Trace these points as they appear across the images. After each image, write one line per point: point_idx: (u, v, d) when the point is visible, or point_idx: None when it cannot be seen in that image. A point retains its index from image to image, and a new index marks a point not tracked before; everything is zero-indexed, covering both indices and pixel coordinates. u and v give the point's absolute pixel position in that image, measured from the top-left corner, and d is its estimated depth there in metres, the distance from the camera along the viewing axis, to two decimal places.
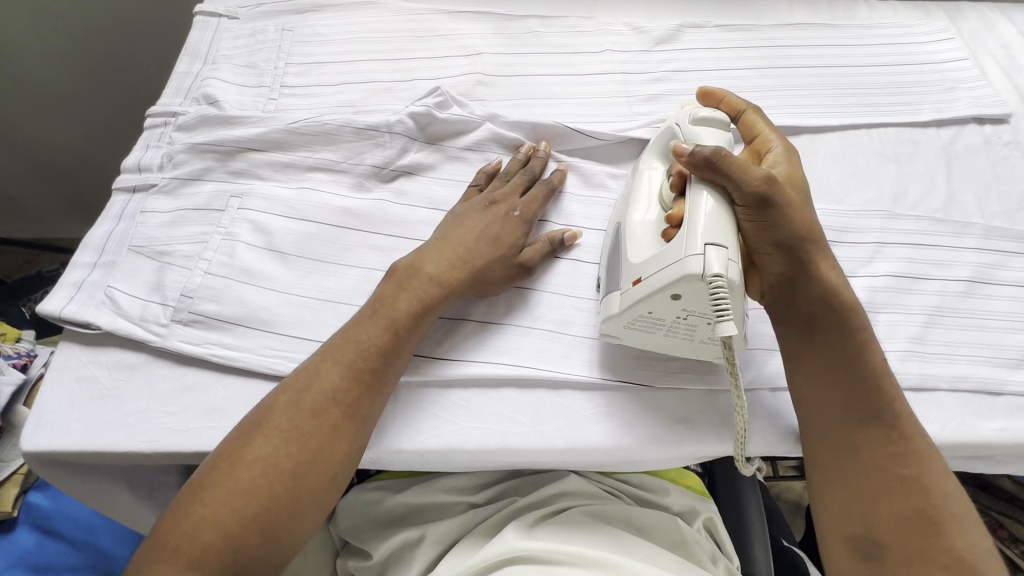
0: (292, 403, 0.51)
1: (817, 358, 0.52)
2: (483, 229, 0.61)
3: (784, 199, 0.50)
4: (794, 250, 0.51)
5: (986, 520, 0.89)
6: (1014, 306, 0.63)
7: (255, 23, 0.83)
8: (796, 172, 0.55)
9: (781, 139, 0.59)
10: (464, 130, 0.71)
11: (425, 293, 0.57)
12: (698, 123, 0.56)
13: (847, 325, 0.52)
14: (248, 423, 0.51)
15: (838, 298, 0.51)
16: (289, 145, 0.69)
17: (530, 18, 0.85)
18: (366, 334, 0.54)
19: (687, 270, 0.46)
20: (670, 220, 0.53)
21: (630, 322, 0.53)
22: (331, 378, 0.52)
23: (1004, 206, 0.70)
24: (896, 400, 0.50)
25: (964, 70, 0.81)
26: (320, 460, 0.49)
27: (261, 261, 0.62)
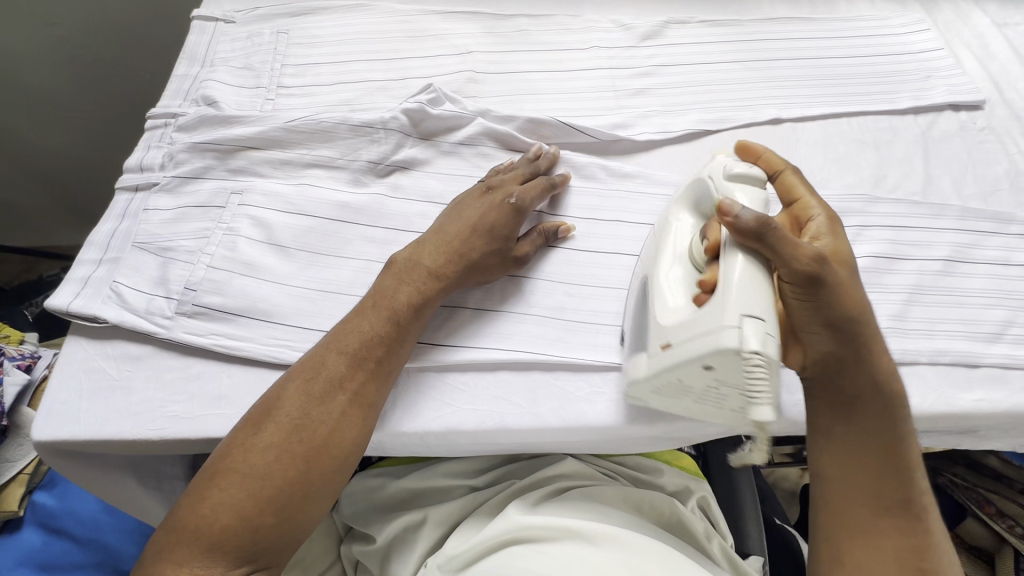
0: (300, 391, 0.52)
1: (855, 434, 0.50)
2: (479, 218, 0.63)
3: (836, 275, 0.49)
4: (843, 331, 0.50)
5: (972, 496, 0.90)
6: (991, 283, 0.65)
7: (251, 27, 0.85)
8: (842, 247, 0.53)
9: (824, 208, 0.55)
10: (457, 126, 0.73)
11: (425, 286, 0.59)
12: (733, 178, 0.52)
13: (884, 411, 0.50)
14: (257, 411, 0.52)
15: (884, 386, 0.50)
16: (287, 143, 0.71)
17: (519, 17, 0.87)
18: (368, 325, 0.56)
19: (722, 343, 0.44)
20: (703, 285, 0.48)
21: (657, 386, 0.52)
22: (338, 365, 0.54)
23: (979, 188, 0.73)
24: (924, 495, 0.49)
25: (940, 60, 0.84)
26: (331, 446, 0.51)
27: (262, 254, 0.64)
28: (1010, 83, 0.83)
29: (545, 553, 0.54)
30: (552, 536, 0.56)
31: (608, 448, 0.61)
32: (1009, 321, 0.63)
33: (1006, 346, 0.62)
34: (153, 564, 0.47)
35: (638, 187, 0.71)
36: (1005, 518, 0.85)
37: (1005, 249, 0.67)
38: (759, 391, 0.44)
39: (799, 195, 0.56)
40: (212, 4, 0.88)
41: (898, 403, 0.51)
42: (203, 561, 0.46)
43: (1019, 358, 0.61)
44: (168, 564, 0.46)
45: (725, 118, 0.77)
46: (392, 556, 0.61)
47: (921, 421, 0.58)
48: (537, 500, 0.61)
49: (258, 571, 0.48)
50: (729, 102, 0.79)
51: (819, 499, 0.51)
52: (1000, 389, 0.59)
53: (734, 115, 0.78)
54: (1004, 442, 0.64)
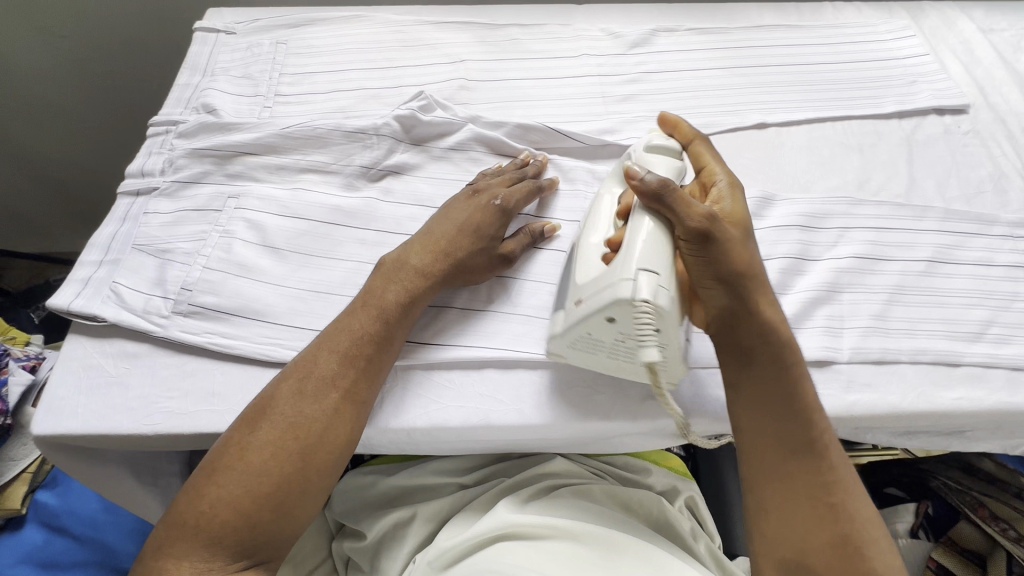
0: (293, 389, 0.53)
1: (750, 385, 0.52)
2: (466, 219, 0.64)
3: (725, 236, 0.51)
4: (735, 284, 0.51)
5: (966, 499, 0.89)
6: (973, 283, 0.66)
7: (251, 38, 0.88)
8: (739, 209, 0.55)
9: (725, 171, 0.58)
10: (448, 132, 0.75)
11: (413, 284, 0.60)
12: (649, 150, 0.59)
13: (778, 360, 0.51)
14: (251, 410, 0.53)
15: (775, 334, 0.51)
16: (282, 149, 0.73)
17: (511, 27, 0.90)
18: (357, 324, 0.57)
19: (618, 294, 0.48)
20: (612, 244, 0.53)
21: (571, 343, 0.54)
22: (328, 362, 0.55)
23: (963, 191, 0.74)
24: (825, 432, 0.51)
25: (925, 65, 0.85)
26: (322, 442, 0.52)
27: (257, 256, 0.66)
28: (994, 87, 0.84)
29: (532, 548, 0.55)
30: (540, 532, 0.56)
31: (589, 445, 0.63)
32: (990, 321, 0.64)
33: (987, 345, 0.62)
34: (153, 558, 0.48)
35: None
36: (998, 521, 0.84)
37: (987, 249, 0.68)
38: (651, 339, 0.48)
39: (707, 161, 0.59)
40: (214, 17, 0.91)
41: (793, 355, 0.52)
42: (202, 556, 0.47)
43: (1001, 357, 0.61)
44: (169, 558, 0.47)
45: (711, 123, 0.79)
46: (382, 553, 0.62)
47: (901, 418, 0.58)
48: (525, 497, 0.61)
49: (255, 566, 0.49)
50: (715, 108, 0.81)
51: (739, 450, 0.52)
52: (980, 388, 0.60)
53: (718, 120, 0.79)
54: (988, 442, 0.65)
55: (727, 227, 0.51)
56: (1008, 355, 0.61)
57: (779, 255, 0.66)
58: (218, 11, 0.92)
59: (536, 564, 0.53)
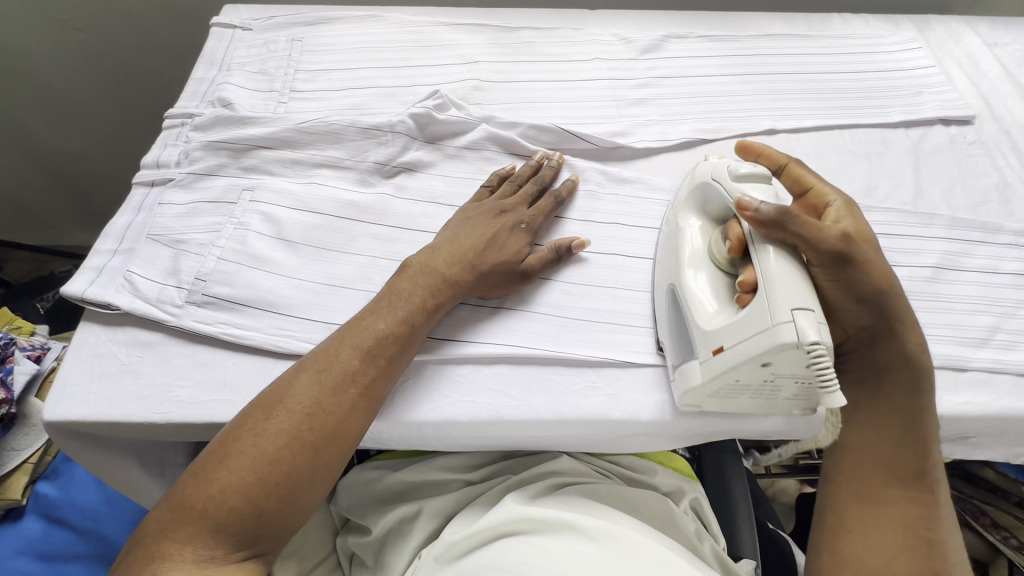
0: (313, 378, 0.53)
1: (882, 416, 0.54)
2: (492, 236, 0.64)
3: (861, 252, 0.52)
4: (879, 304, 0.53)
5: (967, 507, 0.90)
6: (979, 290, 0.67)
7: (267, 34, 0.89)
8: (863, 227, 0.55)
9: (837, 194, 0.57)
10: (462, 131, 0.76)
11: (439, 290, 0.60)
12: (741, 179, 0.56)
13: (913, 384, 0.54)
14: (270, 396, 0.53)
15: (911, 356, 0.54)
16: (298, 143, 0.74)
17: (525, 30, 0.91)
18: (382, 323, 0.57)
19: (781, 339, 0.46)
20: (743, 286, 0.51)
21: (713, 391, 0.54)
22: (353, 359, 0.55)
23: (969, 200, 0.75)
24: (936, 466, 0.53)
25: (931, 77, 0.87)
26: (335, 435, 0.52)
27: (271, 248, 0.66)
28: (999, 100, 0.85)
29: (540, 543, 0.55)
30: (548, 528, 0.56)
31: (599, 446, 0.63)
32: (996, 327, 0.65)
33: (992, 351, 0.63)
34: (151, 543, 0.47)
35: (635, 192, 0.73)
36: (1000, 530, 0.86)
37: (992, 257, 0.69)
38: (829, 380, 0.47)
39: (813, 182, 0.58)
40: (230, 13, 0.92)
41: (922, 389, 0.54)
42: (207, 542, 0.47)
43: (1006, 363, 0.62)
44: (171, 543, 0.46)
45: (721, 128, 0.80)
46: (388, 548, 0.62)
47: None
48: (532, 493, 0.62)
49: (256, 556, 0.49)
50: (725, 113, 0.82)
51: (836, 466, 0.55)
52: (986, 393, 0.61)
53: (729, 125, 0.80)
54: (993, 447, 0.65)
55: (861, 245, 0.52)
56: (1013, 361, 0.62)
57: None
58: (234, 8, 0.93)
59: (543, 559, 0.53)
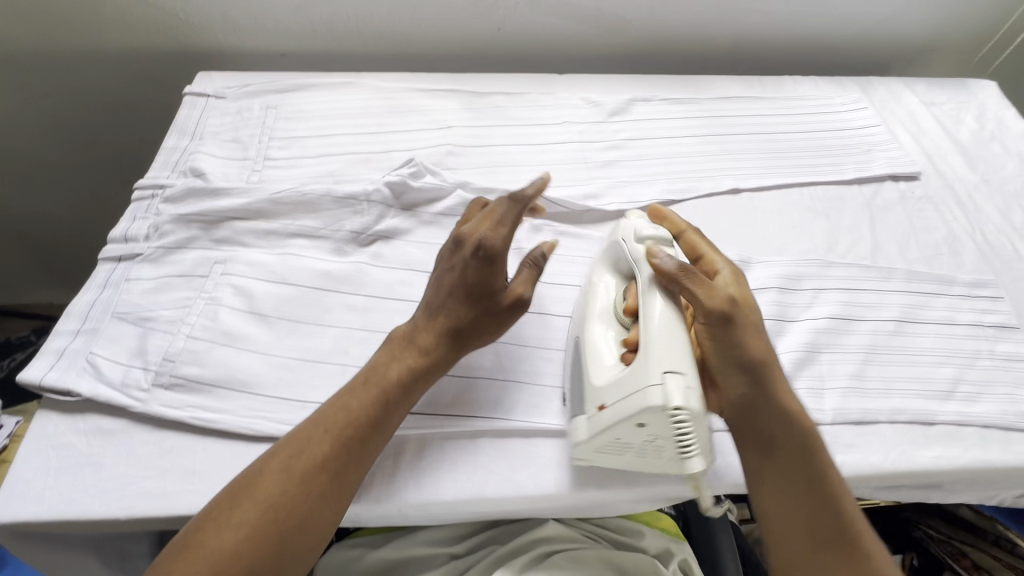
0: (280, 465, 0.51)
1: (787, 492, 0.53)
2: (458, 284, 0.59)
3: (739, 326, 0.55)
4: (755, 372, 0.54)
5: (949, 548, 0.90)
6: (940, 342, 0.70)
7: (241, 102, 0.89)
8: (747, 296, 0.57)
9: (725, 263, 0.59)
10: (437, 197, 0.77)
11: (417, 364, 0.58)
12: (643, 241, 0.59)
13: (802, 444, 0.54)
14: (238, 482, 0.51)
15: (796, 424, 0.54)
16: (272, 214, 0.74)
17: (497, 95, 0.94)
18: (354, 405, 0.55)
19: (649, 402, 0.49)
20: (629, 344, 0.55)
21: (600, 446, 0.55)
22: (322, 446, 0.52)
23: (923, 253, 0.79)
24: (852, 517, 0.52)
25: (877, 135, 0.93)
26: (301, 528, 0.50)
27: (243, 323, 0.65)
28: (940, 156, 0.91)
29: None
30: None
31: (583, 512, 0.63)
32: (959, 378, 0.67)
33: (958, 403, 0.65)
34: None
35: None
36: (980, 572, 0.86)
37: (949, 309, 0.73)
38: (690, 445, 0.50)
39: (705, 251, 0.60)
40: (204, 81, 0.92)
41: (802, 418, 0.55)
42: None
43: (972, 416, 0.64)
44: None
45: (688, 188, 0.83)
46: None
47: (884, 480, 0.60)
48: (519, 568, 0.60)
49: None
50: (691, 173, 0.86)
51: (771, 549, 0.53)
52: (955, 446, 0.62)
53: (695, 185, 0.84)
54: (968, 495, 0.66)
55: (747, 316, 0.55)
56: (977, 413, 0.64)
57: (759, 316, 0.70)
58: (208, 76, 0.94)
59: None
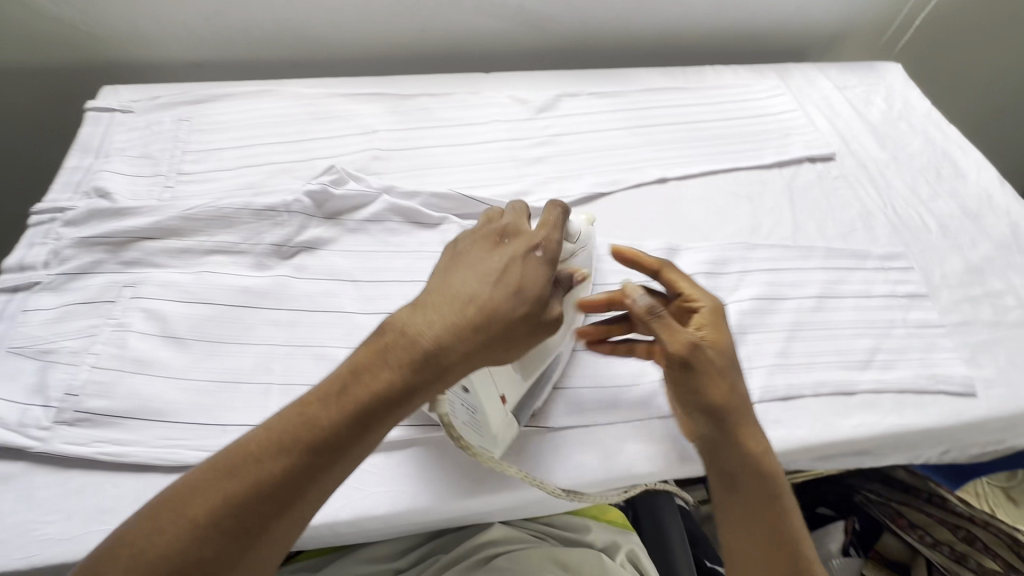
0: (216, 484, 0.41)
1: (749, 528, 0.53)
2: (500, 284, 0.49)
3: (704, 371, 0.53)
4: (716, 414, 0.53)
5: (886, 509, 0.93)
6: (858, 315, 0.73)
7: (150, 115, 0.85)
8: (721, 339, 0.55)
9: (706, 301, 0.56)
10: (362, 204, 0.75)
11: (405, 377, 0.45)
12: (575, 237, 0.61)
13: (760, 479, 0.53)
14: (167, 494, 0.42)
15: (757, 460, 0.53)
16: (185, 231, 0.70)
17: (423, 96, 0.92)
18: (323, 416, 0.43)
19: None
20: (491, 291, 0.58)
21: None
22: (276, 467, 0.42)
23: (839, 230, 0.82)
24: (806, 551, 0.53)
25: (794, 120, 0.96)
26: (223, 567, 0.40)
27: (155, 348, 0.61)
28: (853, 137, 0.96)
29: None
30: None
31: (525, 511, 0.62)
32: (876, 348, 0.70)
33: (876, 371, 0.68)
34: None
35: None
36: (916, 529, 0.90)
37: (865, 282, 0.76)
38: None
39: (683, 285, 0.57)
40: (109, 95, 0.87)
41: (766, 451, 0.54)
42: None
43: (888, 382, 0.67)
44: None
45: (617, 180, 0.84)
46: None
47: (810, 451, 0.62)
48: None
49: None
50: (619, 166, 0.86)
51: None
52: (874, 413, 0.65)
53: (622, 177, 0.85)
54: (892, 459, 0.69)
55: (713, 358, 0.54)
56: (894, 379, 0.67)
57: None
58: (113, 89, 0.89)
59: None
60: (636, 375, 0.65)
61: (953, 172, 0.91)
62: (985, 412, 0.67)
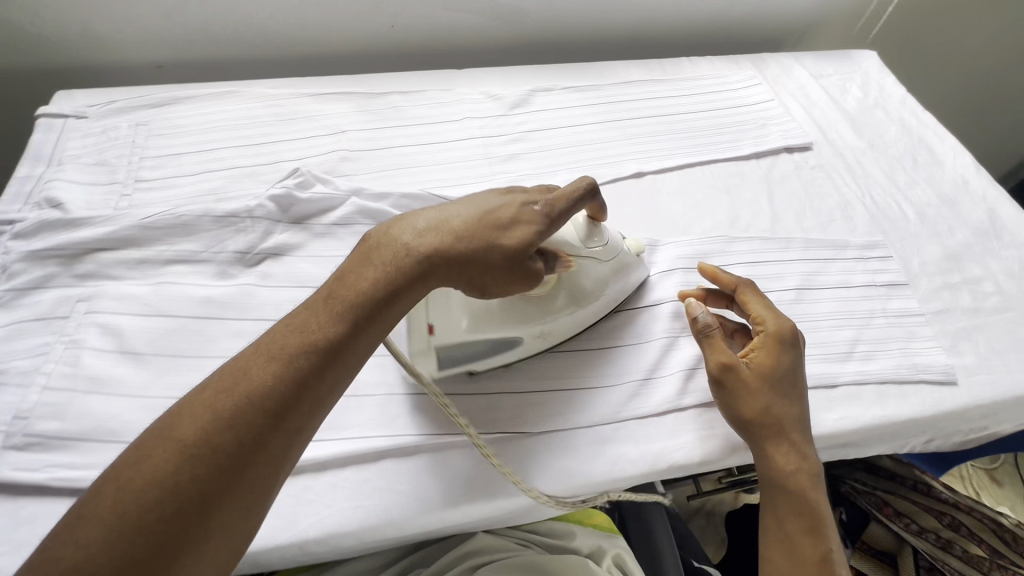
0: (205, 405, 0.40)
1: (781, 536, 0.56)
2: (484, 216, 0.52)
3: (736, 388, 0.58)
4: (750, 428, 0.57)
5: (872, 499, 0.92)
6: (838, 306, 0.72)
7: (106, 120, 0.81)
8: (772, 358, 0.59)
9: (768, 322, 0.61)
10: (330, 207, 0.72)
11: (392, 285, 0.47)
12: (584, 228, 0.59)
13: (795, 491, 0.56)
14: (149, 432, 0.39)
15: (792, 472, 0.56)
16: (143, 241, 0.67)
17: (393, 94, 0.90)
18: (311, 331, 0.44)
19: None
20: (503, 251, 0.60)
21: None
22: (267, 378, 0.41)
23: (818, 220, 0.81)
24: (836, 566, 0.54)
25: (770, 110, 0.95)
26: (218, 487, 0.38)
27: (111, 366, 0.58)
28: (830, 125, 0.95)
29: None
30: None
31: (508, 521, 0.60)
32: (856, 339, 0.69)
33: (857, 363, 0.67)
34: None
35: None
36: (901, 517, 0.89)
37: (845, 273, 0.75)
38: None
39: (752, 308, 0.63)
40: (62, 100, 0.83)
41: (807, 465, 0.57)
42: None
43: (869, 374, 0.66)
44: None
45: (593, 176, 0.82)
46: None
47: None
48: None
49: None
50: (595, 161, 0.85)
51: None
52: (857, 405, 0.64)
53: (598, 172, 0.83)
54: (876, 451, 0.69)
55: (751, 377, 0.58)
56: (875, 371, 0.67)
57: (666, 299, 0.70)
58: (67, 94, 0.85)
59: None
60: (615, 376, 0.64)
61: (930, 158, 0.91)
62: (966, 400, 0.66)
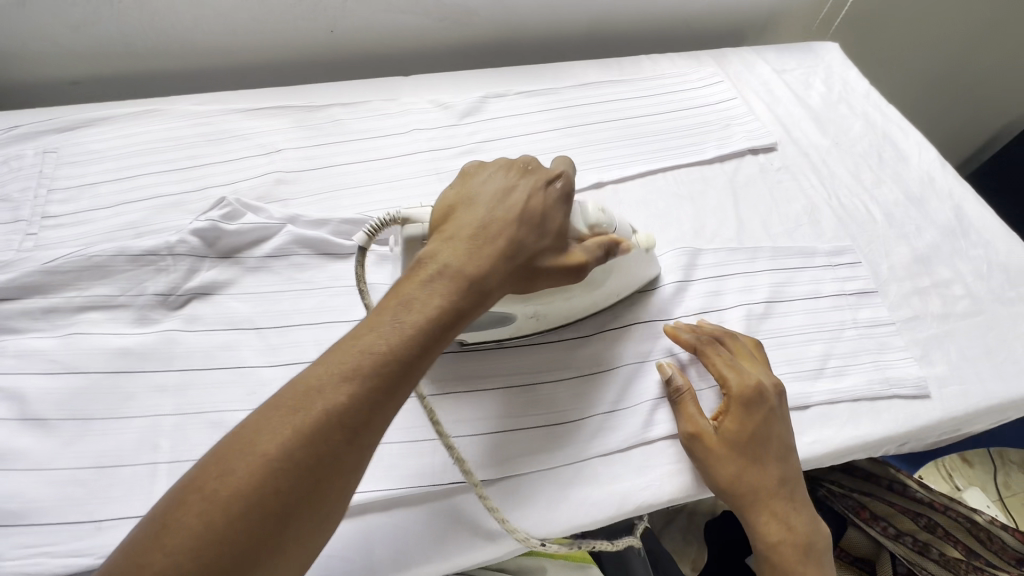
0: (282, 418, 0.37)
1: None
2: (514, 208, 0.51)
3: (709, 462, 0.56)
4: (731, 500, 0.56)
5: (850, 503, 0.90)
6: (808, 318, 0.69)
7: (9, 149, 0.73)
8: (742, 426, 0.56)
9: (732, 383, 0.58)
10: (263, 238, 0.66)
11: (454, 288, 0.44)
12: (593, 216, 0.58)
13: (784, 558, 0.55)
14: (222, 445, 0.36)
15: (777, 541, 0.55)
16: (49, 287, 0.60)
17: (333, 107, 0.83)
18: (381, 339, 0.40)
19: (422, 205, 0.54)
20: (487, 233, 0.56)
21: None
22: (341, 394, 0.38)
23: (785, 226, 0.78)
24: None
25: (734, 109, 0.91)
26: (299, 502, 0.35)
27: (11, 436, 0.52)
28: (794, 123, 0.92)
29: None
30: None
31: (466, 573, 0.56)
32: (827, 354, 0.66)
33: (828, 380, 0.64)
34: None
35: None
36: (878, 521, 0.87)
37: (814, 282, 0.72)
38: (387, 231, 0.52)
39: (721, 371, 0.60)
40: None
41: (793, 531, 0.56)
42: None
43: (841, 391, 0.64)
44: None
45: None
46: None
47: None
48: None
49: None
50: None
51: None
52: (830, 426, 0.62)
53: None
54: None
55: (721, 448, 0.56)
56: (847, 388, 0.64)
57: (630, 321, 0.66)
58: None
59: None
60: (579, 409, 0.59)
61: (896, 154, 0.89)
62: (939, 414, 0.64)
